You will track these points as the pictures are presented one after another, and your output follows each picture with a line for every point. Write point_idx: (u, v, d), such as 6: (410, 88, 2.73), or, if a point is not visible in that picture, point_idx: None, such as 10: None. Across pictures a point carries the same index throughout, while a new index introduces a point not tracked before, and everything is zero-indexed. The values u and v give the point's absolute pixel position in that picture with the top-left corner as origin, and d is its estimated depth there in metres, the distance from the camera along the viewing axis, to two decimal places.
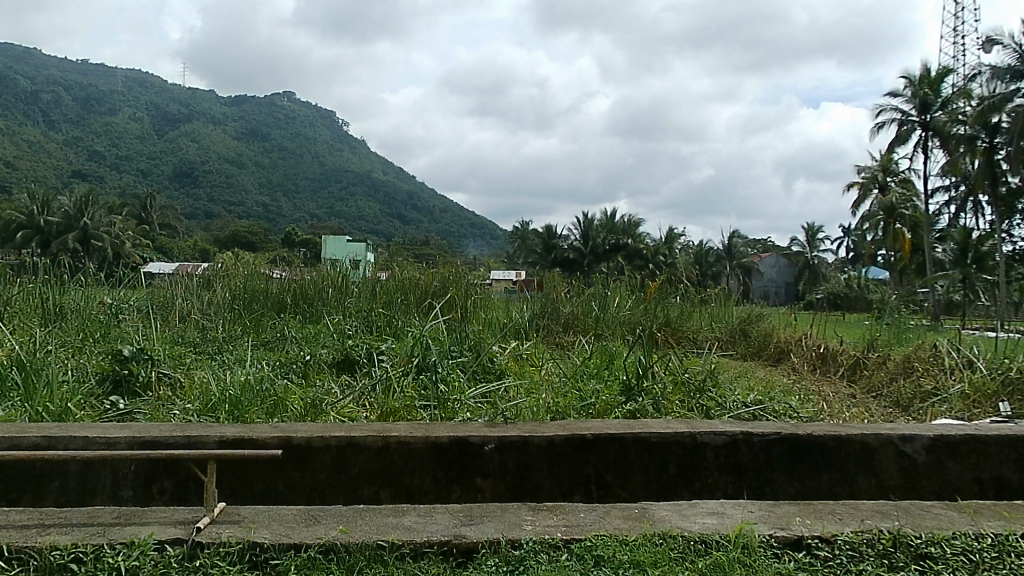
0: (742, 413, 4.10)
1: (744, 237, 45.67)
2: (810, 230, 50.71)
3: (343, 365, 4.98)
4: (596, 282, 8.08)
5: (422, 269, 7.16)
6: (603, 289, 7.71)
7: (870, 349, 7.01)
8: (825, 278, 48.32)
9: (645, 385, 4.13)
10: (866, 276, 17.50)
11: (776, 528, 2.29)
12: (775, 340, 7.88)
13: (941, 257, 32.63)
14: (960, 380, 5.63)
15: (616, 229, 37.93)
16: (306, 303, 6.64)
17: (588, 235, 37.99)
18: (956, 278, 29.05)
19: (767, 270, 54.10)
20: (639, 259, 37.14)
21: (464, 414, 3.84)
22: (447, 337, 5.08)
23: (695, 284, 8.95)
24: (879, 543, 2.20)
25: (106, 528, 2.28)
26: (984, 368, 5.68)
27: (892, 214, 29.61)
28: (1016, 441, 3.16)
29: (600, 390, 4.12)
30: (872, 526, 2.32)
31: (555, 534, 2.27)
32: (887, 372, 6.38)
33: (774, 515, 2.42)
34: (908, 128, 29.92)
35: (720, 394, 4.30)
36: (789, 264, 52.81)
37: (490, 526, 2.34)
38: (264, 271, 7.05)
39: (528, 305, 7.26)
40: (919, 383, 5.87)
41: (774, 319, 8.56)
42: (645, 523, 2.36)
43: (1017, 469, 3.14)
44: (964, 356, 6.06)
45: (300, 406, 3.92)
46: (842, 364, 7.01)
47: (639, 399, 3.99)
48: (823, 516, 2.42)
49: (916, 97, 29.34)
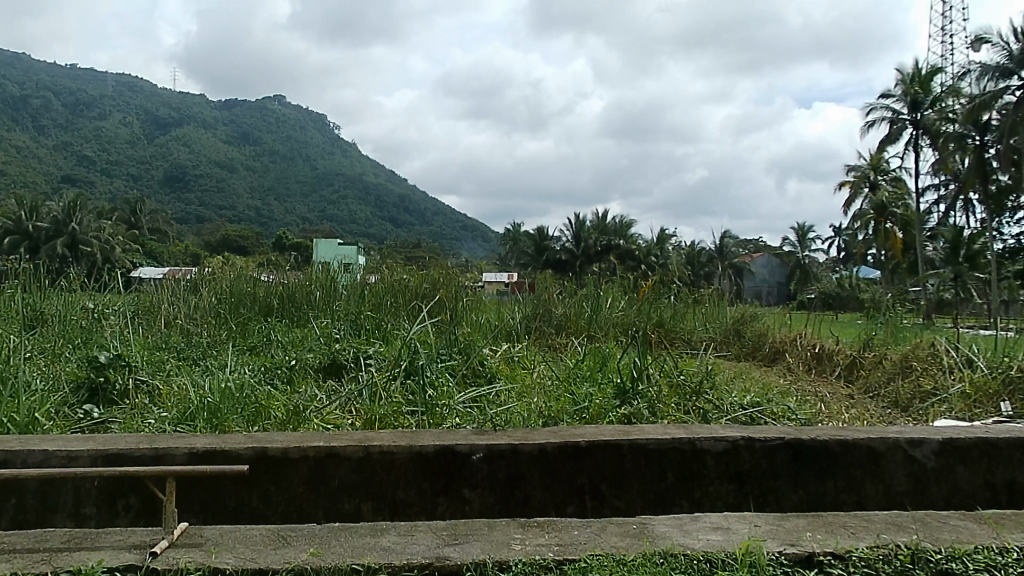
0: (740, 416, 3.95)
1: (735, 237, 45.70)
2: (801, 230, 50.81)
3: (330, 370, 4.81)
4: (587, 283, 7.93)
5: (412, 271, 7.02)
6: (597, 290, 7.57)
7: (867, 348, 6.89)
8: (817, 278, 48.42)
9: (639, 388, 3.98)
10: (859, 276, 17.45)
11: (784, 545, 2.13)
12: (770, 341, 7.72)
13: (932, 255, 32.69)
14: (960, 380, 5.51)
15: (607, 230, 37.84)
16: (294, 307, 6.48)
17: (580, 237, 37.84)
18: (946, 277, 29.77)
19: (759, 270, 54.16)
20: (631, 259, 37.06)
21: (453, 420, 3.68)
22: (436, 340, 4.93)
23: (686, 284, 8.78)
24: (896, 560, 2.05)
25: (51, 554, 2.11)
26: (984, 367, 5.55)
27: (882, 214, 29.72)
28: None
29: (593, 393, 3.96)
30: (887, 540, 2.17)
31: (546, 555, 2.10)
32: (885, 372, 6.27)
33: (783, 530, 2.26)
34: (898, 127, 29.89)
35: (717, 396, 4.15)
36: (780, 264, 52.95)
37: (475, 546, 2.17)
38: (252, 275, 6.89)
39: (519, 308, 7.09)
40: (919, 383, 5.75)
41: (769, 319, 8.45)
42: (645, 540, 2.19)
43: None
44: (963, 355, 5.93)
45: (283, 413, 3.76)
46: (839, 364, 6.86)
47: (635, 403, 3.84)
48: (835, 530, 2.27)
49: (907, 96, 29.34)
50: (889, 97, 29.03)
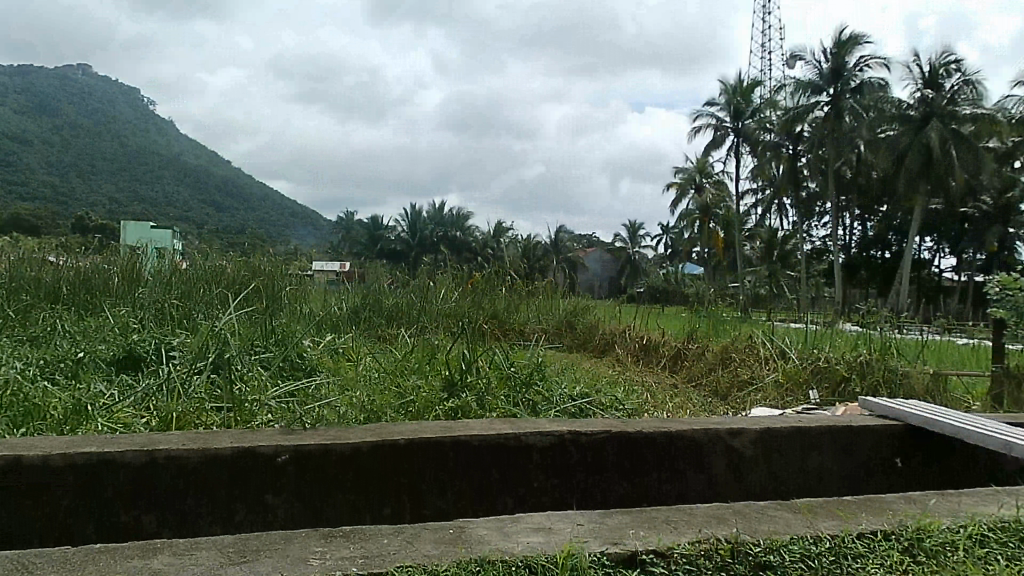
0: (569, 407, 3.90)
1: (569, 233, 47.03)
2: (632, 228, 53.08)
3: (127, 363, 4.32)
4: (420, 273, 7.75)
5: (231, 258, 6.56)
6: (430, 281, 7.41)
7: (689, 340, 7.15)
8: (645, 273, 50.75)
9: (468, 380, 3.85)
10: (683, 272, 18.35)
11: (606, 544, 2.04)
12: (600, 332, 7.92)
13: (748, 254, 35.10)
14: (773, 371, 5.83)
15: (443, 221, 37.97)
16: (90, 293, 5.82)
17: (415, 227, 37.66)
18: (762, 275, 32.10)
19: (592, 264, 56.09)
20: (467, 251, 37.20)
21: (263, 417, 3.39)
22: (250, 329, 4.55)
23: (521, 277, 8.75)
24: (717, 556, 2.04)
25: None
26: (796, 358, 5.84)
27: (706, 215, 31.83)
28: (832, 432, 3.21)
29: (420, 385, 3.78)
30: (709, 535, 2.13)
31: (348, 569, 1.90)
32: (707, 362, 6.54)
33: (605, 528, 2.18)
34: (722, 134, 31.81)
35: (547, 388, 4.08)
36: (612, 259, 55.08)
37: (266, 565, 1.92)
38: (42, 257, 6.15)
39: (347, 298, 6.77)
40: (736, 373, 6.06)
41: (599, 311, 8.61)
42: (459, 547, 2.03)
43: (834, 455, 3.22)
44: (777, 347, 6.17)
45: (62, 412, 3.31)
46: (664, 355, 7.14)
47: (462, 395, 3.70)
48: (658, 526, 2.21)
49: (730, 105, 31.16)
50: (713, 105, 30.84)
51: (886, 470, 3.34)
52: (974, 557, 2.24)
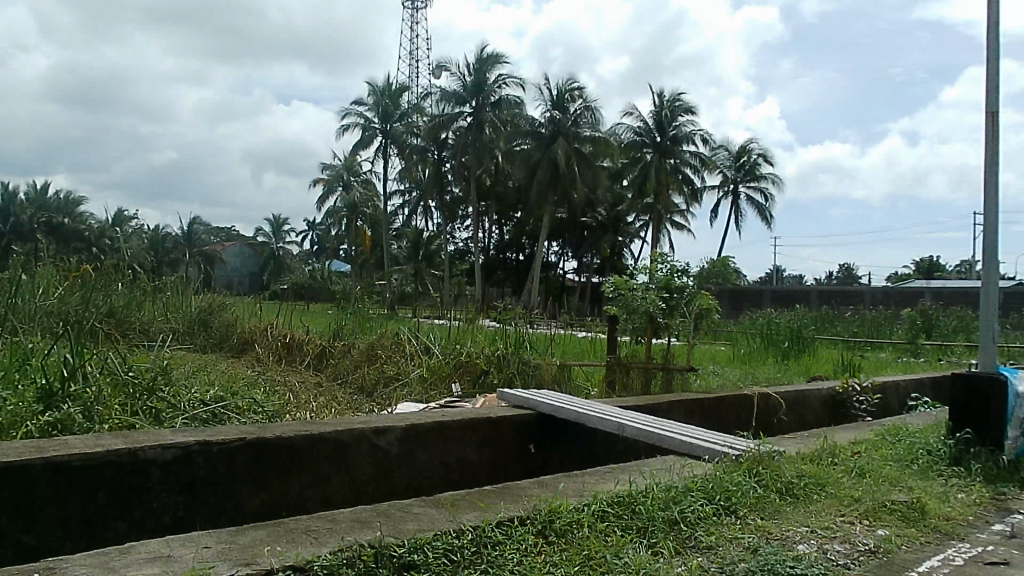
0: (199, 414, 3.57)
1: (205, 225, 43.94)
2: (276, 223, 51.27)
3: None
4: (15, 265, 6.55)
5: None
6: (23, 274, 6.21)
7: (335, 337, 7.07)
8: (289, 270, 49.32)
9: (72, 390, 3.28)
10: (327, 269, 18.08)
11: (236, 568, 1.96)
12: (238, 332, 7.53)
13: (395, 253, 35.95)
14: (418, 364, 5.96)
15: (45, 205, 33.45)
16: None
17: (10, 212, 32.05)
18: (409, 273, 33.25)
19: (230, 259, 53.04)
20: (81, 241, 32.80)
21: None
22: None
23: (147, 270, 7.87)
24: (360, 561, 2.13)
25: None
26: (440, 352, 6.06)
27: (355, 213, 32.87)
28: (470, 428, 4.19)
29: (6, 398, 3.11)
30: (351, 543, 2.22)
31: None
32: (353, 360, 6.43)
33: (243, 548, 2.12)
34: (369, 134, 32.12)
35: (173, 395, 3.67)
36: (253, 255, 52.63)
37: None
38: None
39: None
40: (382, 369, 6.09)
41: (238, 309, 8.08)
42: None
43: (471, 447, 4.19)
44: (421, 343, 6.33)
45: None
46: (309, 354, 6.99)
47: (64, 407, 3.17)
48: (299, 539, 2.24)
49: (378, 107, 31.46)
50: (361, 105, 31.02)
51: (522, 453, 4.52)
52: (595, 531, 2.68)
